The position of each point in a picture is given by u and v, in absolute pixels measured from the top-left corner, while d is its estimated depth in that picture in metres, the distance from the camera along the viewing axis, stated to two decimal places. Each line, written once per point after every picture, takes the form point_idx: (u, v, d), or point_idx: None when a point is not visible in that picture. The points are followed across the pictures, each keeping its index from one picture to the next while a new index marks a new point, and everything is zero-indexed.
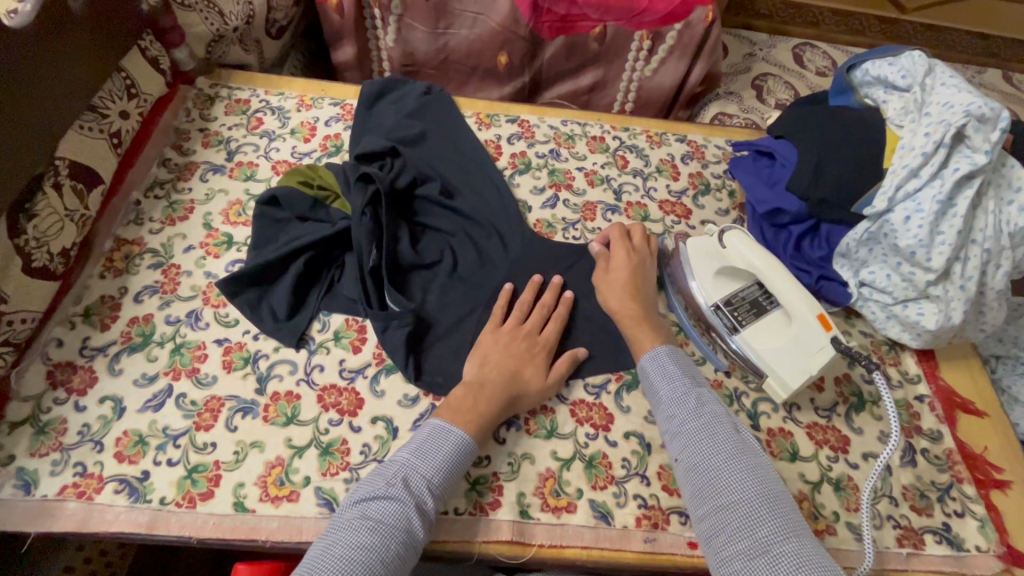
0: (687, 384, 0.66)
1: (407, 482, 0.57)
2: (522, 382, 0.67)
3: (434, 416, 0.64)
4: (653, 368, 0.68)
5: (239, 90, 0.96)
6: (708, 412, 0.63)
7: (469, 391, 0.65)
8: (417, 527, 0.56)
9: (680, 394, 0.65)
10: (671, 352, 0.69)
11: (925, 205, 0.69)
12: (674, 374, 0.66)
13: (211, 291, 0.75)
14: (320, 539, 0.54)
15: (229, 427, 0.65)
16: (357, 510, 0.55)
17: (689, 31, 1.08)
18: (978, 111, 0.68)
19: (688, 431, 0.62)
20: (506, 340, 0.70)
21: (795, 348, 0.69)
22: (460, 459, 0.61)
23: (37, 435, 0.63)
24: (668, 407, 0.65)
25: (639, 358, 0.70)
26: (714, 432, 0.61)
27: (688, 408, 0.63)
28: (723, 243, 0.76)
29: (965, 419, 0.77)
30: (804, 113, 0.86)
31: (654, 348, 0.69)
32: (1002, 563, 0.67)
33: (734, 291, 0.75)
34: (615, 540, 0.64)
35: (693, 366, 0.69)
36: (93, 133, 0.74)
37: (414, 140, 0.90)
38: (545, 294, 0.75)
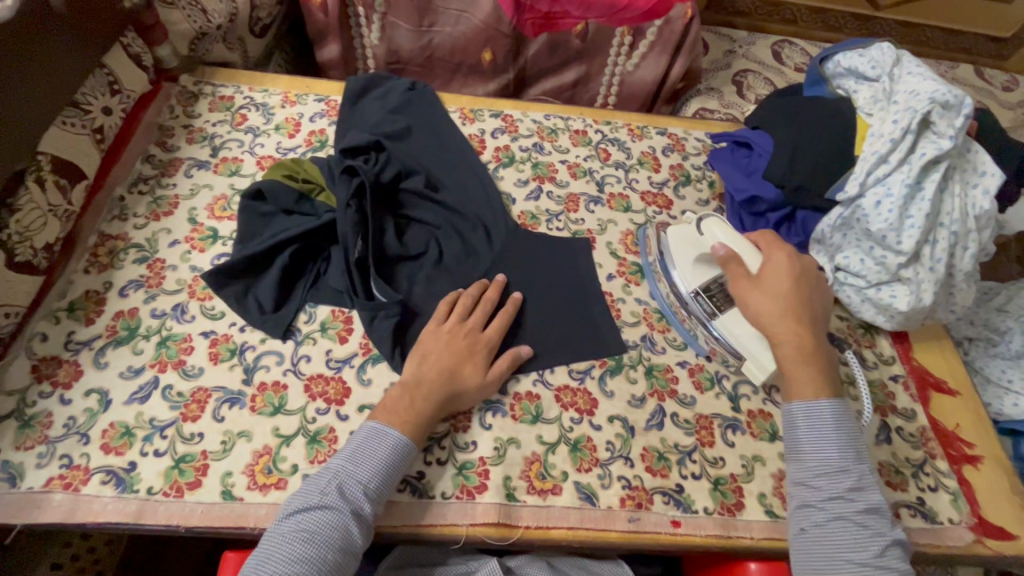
0: (847, 459, 0.61)
1: (340, 489, 0.57)
2: (460, 379, 0.66)
3: (370, 419, 0.63)
4: (811, 424, 0.63)
5: (223, 87, 0.96)
6: (866, 500, 0.59)
7: (406, 390, 0.65)
8: (355, 534, 0.56)
9: (834, 467, 0.61)
10: (835, 414, 0.63)
11: (895, 190, 0.72)
12: (831, 439, 0.62)
13: (197, 284, 0.75)
14: (254, 555, 0.53)
15: (216, 418, 0.66)
16: (291, 523, 0.55)
17: (669, 27, 1.10)
18: (942, 98, 0.71)
19: (833, 511, 0.59)
20: (446, 339, 0.69)
21: None
22: (398, 462, 0.60)
23: (21, 429, 0.63)
24: (815, 476, 0.61)
25: (795, 399, 0.65)
26: (866, 526, 0.57)
27: (841, 488, 0.60)
28: (701, 230, 0.79)
29: (938, 397, 0.79)
30: (779, 103, 0.88)
31: (818, 399, 0.64)
32: (974, 534, 0.69)
33: (712, 278, 0.78)
34: (600, 520, 0.65)
35: (859, 436, 0.63)
36: (75, 128, 0.74)
37: (399, 134, 0.91)
38: (488, 292, 0.75)
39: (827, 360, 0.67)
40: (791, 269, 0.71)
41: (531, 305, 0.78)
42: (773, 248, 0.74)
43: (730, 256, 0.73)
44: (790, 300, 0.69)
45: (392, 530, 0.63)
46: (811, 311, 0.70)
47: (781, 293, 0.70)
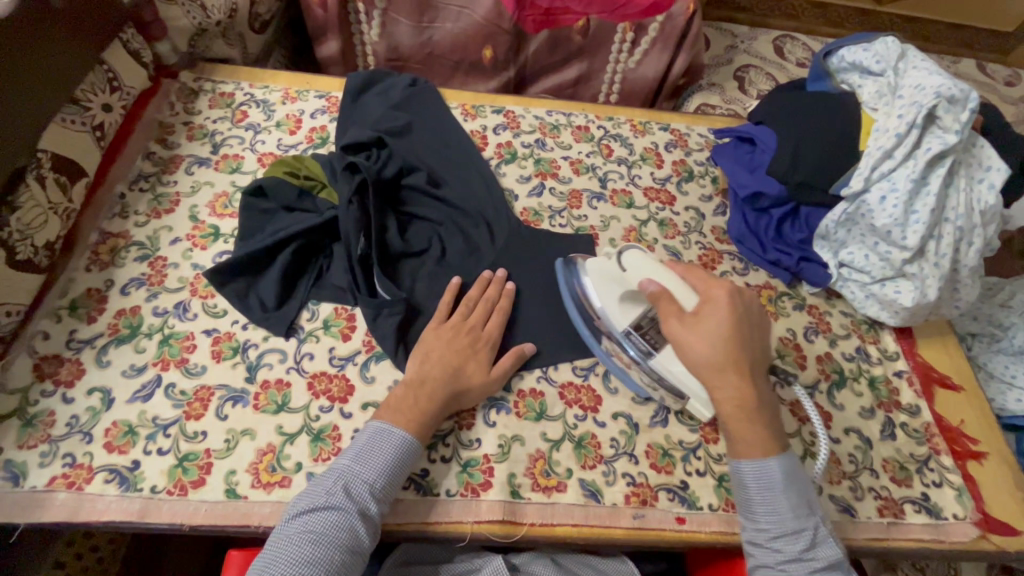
0: (800, 516, 0.57)
1: (346, 490, 0.56)
2: (464, 377, 0.67)
3: (373, 419, 0.62)
4: (761, 486, 0.58)
5: (223, 83, 0.96)
6: (822, 557, 0.56)
7: (410, 388, 0.64)
8: (362, 534, 0.55)
9: (789, 531, 0.57)
10: (783, 474, 0.58)
11: (900, 185, 0.72)
12: (781, 502, 0.58)
13: (199, 282, 0.75)
14: (259, 558, 0.53)
15: (219, 416, 0.66)
16: (297, 525, 0.54)
17: (671, 23, 1.10)
18: (947, 93, 0.70)
19: (792, 575, 0.56)
20: (449, 336, 0.69)
21: None
22: (403, 461, 0.60)
23: (24, 427, 0.63)
24: (772, 538, 0.57)
25: (739, 458, 0.60)
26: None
27: (797, 548, 0.56)
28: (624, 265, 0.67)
29: (942, 393, 0.79)
30: (784, 98, 0.87)
31: (767, 460, 0.58)
32: (978, 530, 0.69)
33: (638, 313, 0.68)
34: (605, 517, 0.65)
35: (806, 484, 0.59)
36: (76, 125, 0.73)
37: (401, 131, 0.90)
38: (490, 290, 0.75)
39: (771, 410, 0.60)
40: (731, 311, 0.61)
41: (534, 302, 0.78)
42: (707, 283, 0.62)
43: (661, 294, 0.62)
44: (726, 348, 0.59)
45: (396, 529, 0.62)
46: (751, 358, 0.60)
47: (719, 343, 0.59)
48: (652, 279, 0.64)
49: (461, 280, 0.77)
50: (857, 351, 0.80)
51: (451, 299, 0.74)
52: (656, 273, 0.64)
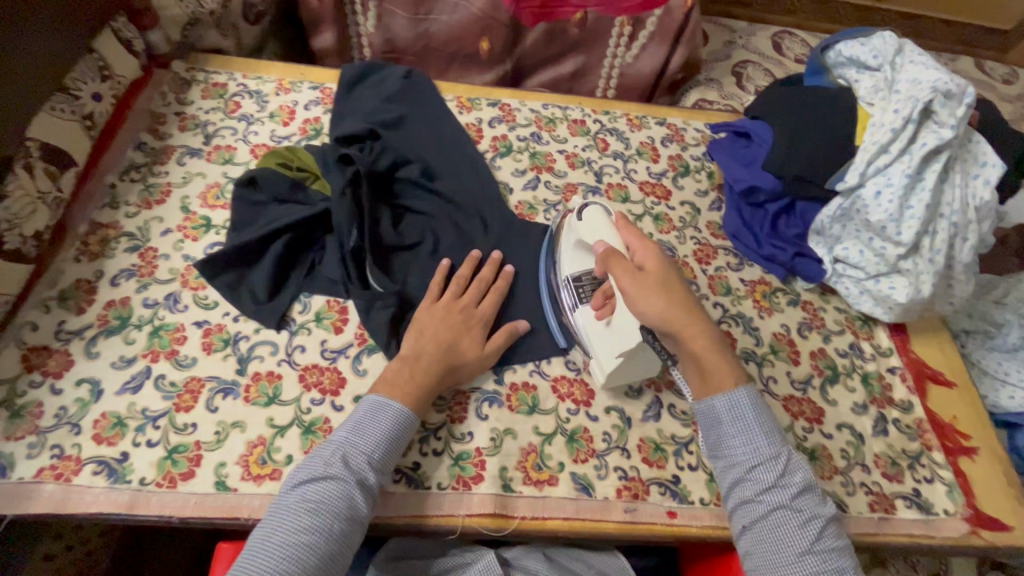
0: (770, 443, 0.57)
1: (344, 461, 0.56)
2: (458, 354, 0.67)
3: (371, 393, 0.63)
4: (730, 416, 0.58)
5: (216, 74, 0.95)
6: (795, 483, 0.55)
7: (405, 363, 0.65)
8: (361, 504, 0.55)
9: (763, 458, 0.57)
10: (752, 402, 0.59)
11: (895, 180, 0.72)
12: (753, 430, 0.58)
13: (190, 273, 0.74)
14: (259, 526, 0.52)
15: (209, 408, 0.65)
16: (295, 496, 0.54)
17: (669, 17, 1.09)
18: (944, 87, 0.70)
19: (770, 503, 0.55)
20: (441, 314, 0.69)
21: (612, 332, 0.67)
22: (402, 433, 0.60)
23: (11, 418, 0.62)
24: (747, 470, 0.57)
25: (708, 395, 0.60)
26: (803, 511, 0.54)
27: (770, 477, 0.56)
28: (581, 216, 0.73)
29: (934, 389, 0.79)
30: (781, 93, 0.87)
31: (733, 390, 0.59)
32: (969, 526, 0.69)
33: (586, 269, 0.72)
34: (596, 510, 0.65)
35: (772, 416, 0.59)
36: (66, 115, 0.73)
37: (395, 123, 0.89)
38: (482, 270, 0.75)
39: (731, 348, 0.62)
40: (660, 258, 0.64)
41: (527, 295, 0.77)
42: (645, 245, 0.65)
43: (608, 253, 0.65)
44: (677, 293, 0.61)
45: (387, 522, 0.62)
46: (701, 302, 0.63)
47: (672, 288, 0.62)
48: (606, 241, 0.67)
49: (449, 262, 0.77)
50: (851, 347, 0.80)
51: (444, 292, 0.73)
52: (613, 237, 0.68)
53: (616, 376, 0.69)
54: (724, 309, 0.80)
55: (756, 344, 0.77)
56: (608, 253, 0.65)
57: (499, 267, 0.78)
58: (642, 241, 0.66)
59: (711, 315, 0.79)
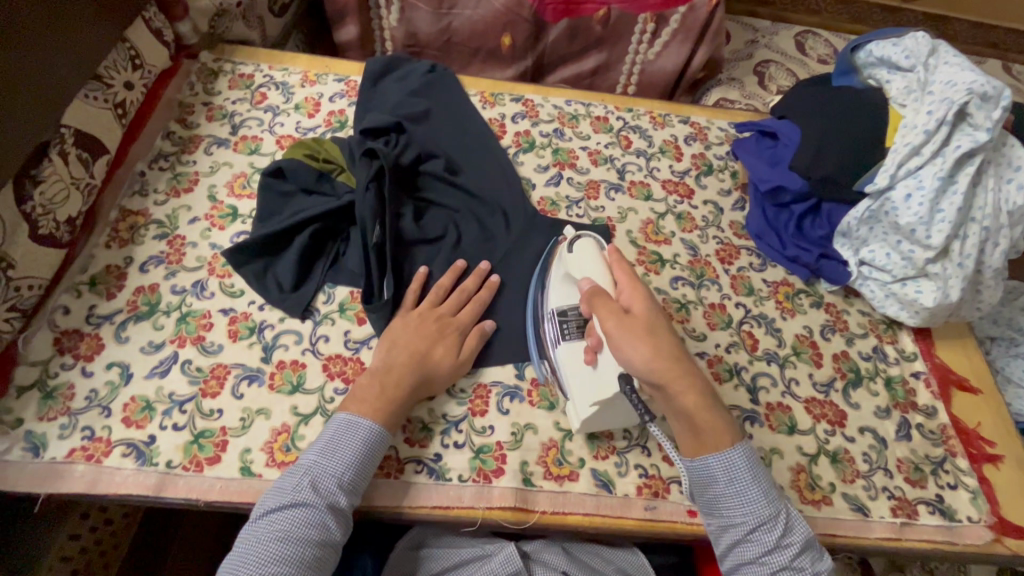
0: (766, 503, 0.56)
1: (314, 485, 0.56)
2: (432, 362, 0.66)
3: (340, 411, 0.61)
4: (727, 478, 0.57)
5: (242, 65, 0.96)
6: (795, 542, 0.55)
7: (375, 377, 0.64)
8: (333, 527, 0.55)
9: (764, 519, 0.56)
10: (747, 461, 0.57)
11: (927, 182, 0.71)
12: (750, 491, 0.56)
13: (216, 261, 0.75)
14: (229, 556, 0.52)
15: (235, 395, 0.66)
16: (265, 524, 0.54)
17: (693, 14, 1.09)
18: (980, 89, 0.69)
19: (774, 565, 0.55)
20: (416, 323, 0.69)
21: (593, 375, 0.63)
22: (373, 452, 0.59)
23: (44, 399, 0.64)
24: (750, 533, 0.56)
25: (700, 455, 0.58)
26: (803, 571, 0.54)
27: (771, 539, 0.55)
28: (571, 248, 0.70)
29: (959, 396, 0.78)
30: (809, 93, 0.87)
31: (727, 450, 0.57)
32: (992, 533, 0.68)
33: (573, 303, 0.69)
34: (617, 507, 0.65)
35: (765, 473, 0.58)
36: (98, 102, 0.74)
37: (419, 116, 0.90)
38: (465, 280, 0.74)
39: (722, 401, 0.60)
40: (649, 303, 0.61)
41: None
42: (633, 286, 0.63)
43: (594, 292, 0.63)
44: (666, 342, 0.58)
45: (410, 512, 0.63)
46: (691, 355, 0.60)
47: (660, 335, 0.59)
48: (591, 278, 0.65)
49: (448, 262, 0.77)
50: (875, 350, 0.79)
51: (469, 286, 0.74)
52: (600, 275, 0.66)
53: (592, 423, 0.65)
54: (746, 309, 0.79)
55: (779, 346, 0.77)
56: (593, 292, 0.62)
57: (487, 277, 0.77)
58: (627, 282, 0.64)
59: (733, 315, 0.79)
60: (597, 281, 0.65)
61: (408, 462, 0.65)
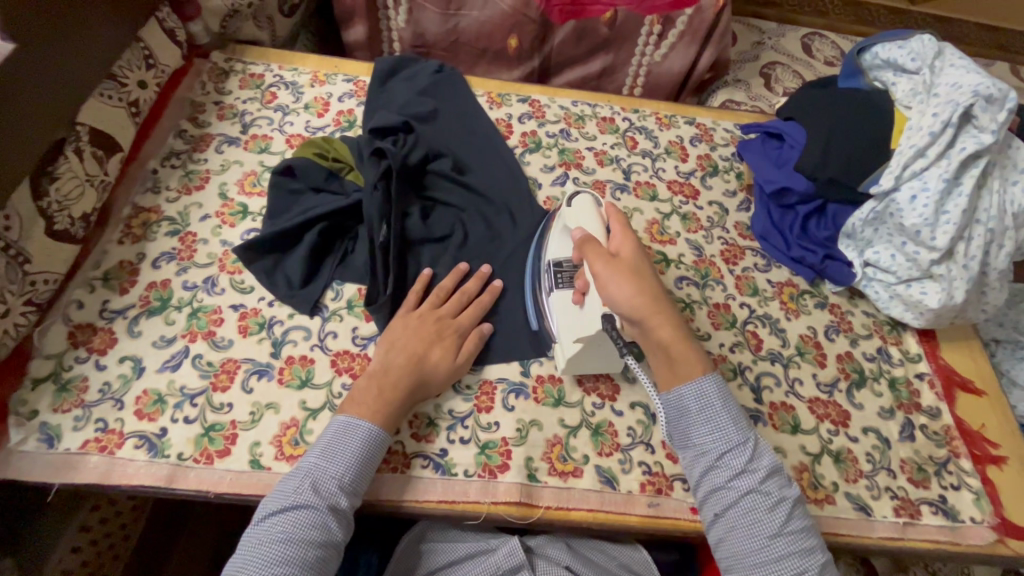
0: (736, 430, 0.58)
1: (315, 487, 0.56)
2: (430, 365, 0.67)
3: (339, 415, 0.62)
4: (698, 405, 0.59)
5: (253, 65, 0.97)
6: (763, 467, 0.56)
7: (373, 380, 0.64)
8: (335, 528, 0.55)
9: (734, 446, 0.57)
10: (718, 391, 0.59)
11: (932, 184, 0.71)
12: (721, 420, 0.58)
13: (227, 258, 0.76)
14: (233, 561, 0.53)
15: (244, 389, 0.67)
16: (267, 527, 0.54)
17: (699, 16, 1.09)
18: (986, 91, 0.70)
19: (742, 489, 0.55)
20: (414, 325, 0.69)
21: (581, 320, 0.65)
22: (372, 454, 0.60)
23: (59, 391, 0.65)
24: (719, 457, 0.57)
25: (674, 387, 0.60)
26: (772, 495, 0.55)
27: (738, 462, 0.56)
28: (571, 202, 0.71)
29: (963, 397, 0.78)
30: (815, 95, 0.87)
31: (699, 380, 0.59)
32: (996, 534, 0.69)
33: (568, 255, 0.70)
34: (620, 504, 0.65)
35: (738, 405, 0.59)
36: (112, 101, 0.75)
37: (427, 116, 0.91)
38: (466, 282, 0.75)
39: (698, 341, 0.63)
40: (635, 249, 0.64)
41: None
42: (624, 234, 0.65)
43: (585, 239, 0.64)
44: (647, 282, 0.61)
45: (416, 506, 0.63)
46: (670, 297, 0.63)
47: (643, 276, 0.61)
48: (584, 227, 0.66)
49: (455, 260, 0.78)
50: (879, 351, 0.80)
51: (475, 284, 0.75)
52: (592, 225, 0.67)
53: (576, 363, 0.68)
54: (750, 310, 0.80)
55: (783, 346, 0.78)
56: (584, 240, 0.64)
57: (489, 281, 0.77)
58: (617, 229, 0.65)
59: (738, 315, 0.79)
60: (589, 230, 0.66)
61: (414, 456, 0.65)
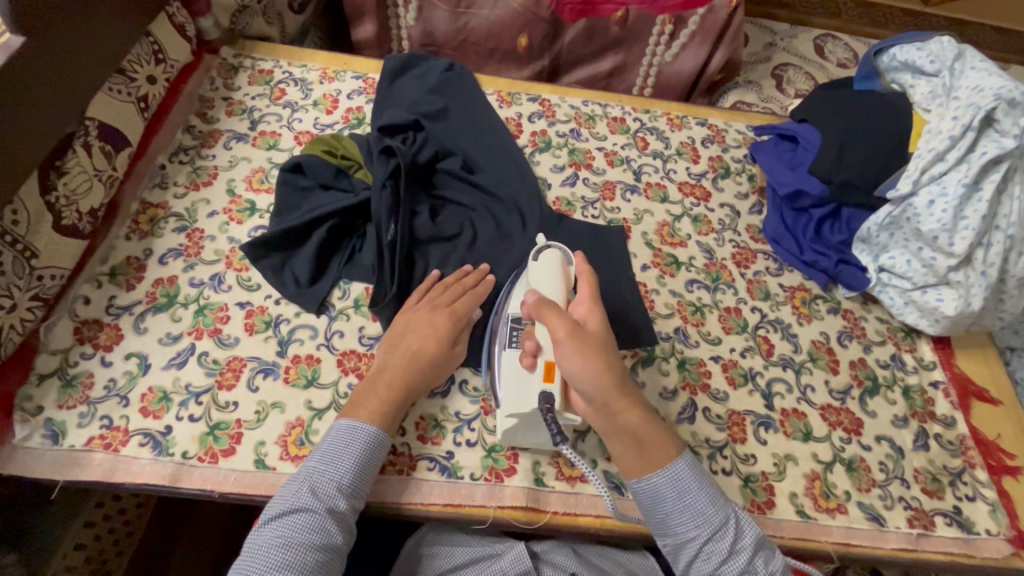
0: (714, 513, 0.55)
1: (314, 491, 0.55)
2: (424, 360, 0.65)
3: (340, 418, 0.61)
4: (671, 490, 0.56)
5: (262, 61, 0.96)
6: (747, 547, 0.55)
7: (369, 378, 0.64)
8: (335, 532, 0.54)
9: (715, 529, 0.55)
10: (692, 474, 0.57)
11: (950, 189, 0.70)
12: (698, 503, 0.56)
13: (234, 255, 0.76)
14: (234, 567, 0.52)
15: (250, 388, 0.67)
16: (268, 532, 0.53)
17: (712, 16, 1.08)
18: (1008, 95, 0.68)
19: (731, 574, 0.54)
20: (408, 319, 0.68)
21: (520, 382, 0.62)
22: (373, 455, 0.59)
23: (64, 387, 0.64)
24: (703, 544, 0.55)
25: (645, 474, 0.58)
26: (759, 573, 0.54)
27: (722, 547, 0.55)
28: (536, 258, 0.69)
29: (979, 406, 0.77)
30: (831, 98, 0.86)
31: (671, 465, 0.57)
32: (1012, 547, 0.67)
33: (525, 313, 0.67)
34: (629, 509, 0.65)
35: (711, 482, 0.58)
36: (121, 96, 0.75)
37: (437, 114, 0.90)
38: (467, 278, 0.73)
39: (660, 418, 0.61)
40: (595, 318, 0.63)
41: None
42: (587, 302, 0.64)
43: (539, 301, 0.63)
44: (611, 358, 0.59)
45: (422, 509, 0.63)
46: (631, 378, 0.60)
47: (608, 350, 0.60)
48: (541, 290, 0.65)
49: (464, 260, 0.77)
50: (893, 358, 0.78)
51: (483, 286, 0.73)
52: (553, 287, 0.66)
53: (513, 436, 0.64)
54: (762, 314, 0.79)
55: (795, 351, 0.76)
56: (540, 303, 0.62)
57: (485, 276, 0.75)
58: (580, 294, 0.65)
59: (749, 319, 0.78)
60: (543, 293, 0.65)
61: (420, 459, 0.65)
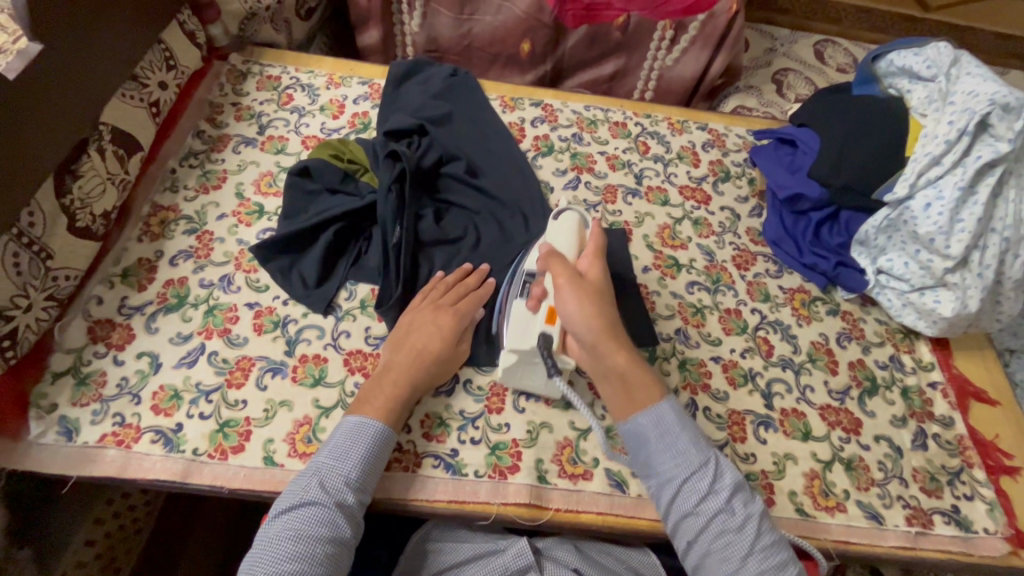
0: (694, 451, 0.59)
1: (322, 485, 0.57)
2: (428, 359, 0.66)
3: (347, 416, 0.62)
4: (653, 427, 0.60)
5: (270, 67, 0.98)
6: (725, 487, 0.57)
7: (375, 377, 0.66)
8: (343, 525, 0.56)
9: (695, 469, 0.57)
10: (675, 414, 0.60)
11: (946, 193, 0.71)
12: (679, 442, 0.59)
13: (243, 256, 0.77)
14: (245, 560, 0.53)
15: (259, 386, 0.68)
16: (278, 525, 0.55)
17: (712, 22, 1.10)
18: (1003, 100, 0.69)
19: (709, 512, 0.56)
20: (412, 320, 0.70)
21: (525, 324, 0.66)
22: (380, 452, 0.61)
23: (77, 385, 0.66)
24: (681, 478, 0.57)
25: (631, 415, 0.61)
26: (738, 515, 0.56)
27: (700, 484, 0.57)
28: (556, 217, 0.73)
29: (977, 407, 0.78)
30: (829, 103, 0.87)
31: (656, 405, 0.61)
32: (1009, 546, 0.68)
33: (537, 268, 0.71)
34: (630, 507, 0.66)
35: (695, 426, 0.61)
36: (134, 101, 0.77)
37: (441, 119, 0.92)
38: (467, 279, 0.74)
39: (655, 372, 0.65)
40: (596, 274, 0.67)
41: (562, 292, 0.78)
42: (593, 259, 0.68)
43: (551, 252, 0.68)
44: (605, 305, 0.64)
45: (427, 505, 0.64)
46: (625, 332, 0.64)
47: (604, 300, 0.64)
48: (555, 244, 0.70)
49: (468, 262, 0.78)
50: (892, 359, 0.79)
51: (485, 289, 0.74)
52: (566, 242, 0.70)
53: (514, 375, 0.68)
54: (762, 315, 0.80)
55: (794, 352, 0.77)
56: (550, 253, 0.67)
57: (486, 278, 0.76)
58: (587, 252, 0.69)
59: (749, 321, 0.79)
60: (557, 247, 0.70)
61: (425, 456, 0.66)
